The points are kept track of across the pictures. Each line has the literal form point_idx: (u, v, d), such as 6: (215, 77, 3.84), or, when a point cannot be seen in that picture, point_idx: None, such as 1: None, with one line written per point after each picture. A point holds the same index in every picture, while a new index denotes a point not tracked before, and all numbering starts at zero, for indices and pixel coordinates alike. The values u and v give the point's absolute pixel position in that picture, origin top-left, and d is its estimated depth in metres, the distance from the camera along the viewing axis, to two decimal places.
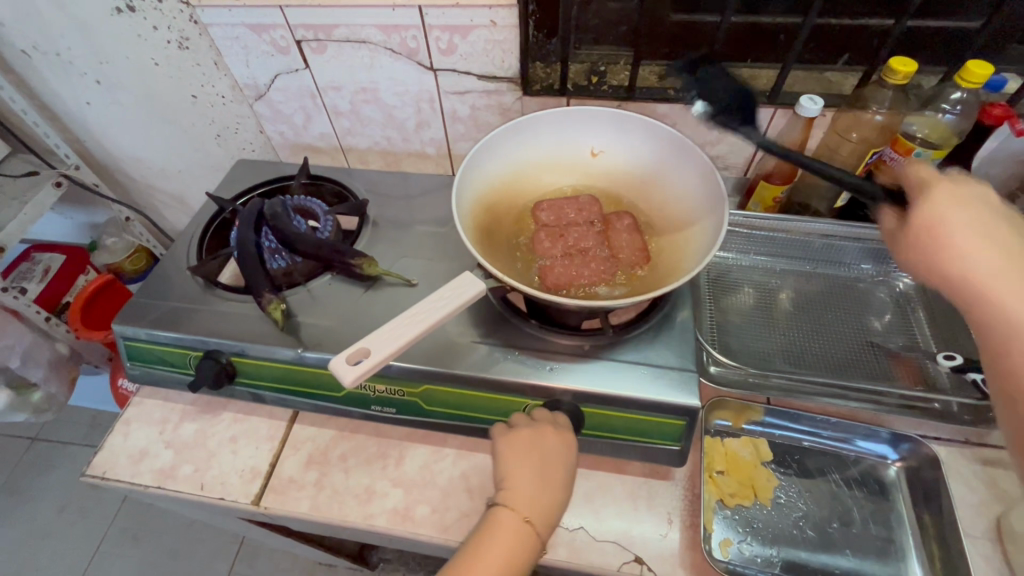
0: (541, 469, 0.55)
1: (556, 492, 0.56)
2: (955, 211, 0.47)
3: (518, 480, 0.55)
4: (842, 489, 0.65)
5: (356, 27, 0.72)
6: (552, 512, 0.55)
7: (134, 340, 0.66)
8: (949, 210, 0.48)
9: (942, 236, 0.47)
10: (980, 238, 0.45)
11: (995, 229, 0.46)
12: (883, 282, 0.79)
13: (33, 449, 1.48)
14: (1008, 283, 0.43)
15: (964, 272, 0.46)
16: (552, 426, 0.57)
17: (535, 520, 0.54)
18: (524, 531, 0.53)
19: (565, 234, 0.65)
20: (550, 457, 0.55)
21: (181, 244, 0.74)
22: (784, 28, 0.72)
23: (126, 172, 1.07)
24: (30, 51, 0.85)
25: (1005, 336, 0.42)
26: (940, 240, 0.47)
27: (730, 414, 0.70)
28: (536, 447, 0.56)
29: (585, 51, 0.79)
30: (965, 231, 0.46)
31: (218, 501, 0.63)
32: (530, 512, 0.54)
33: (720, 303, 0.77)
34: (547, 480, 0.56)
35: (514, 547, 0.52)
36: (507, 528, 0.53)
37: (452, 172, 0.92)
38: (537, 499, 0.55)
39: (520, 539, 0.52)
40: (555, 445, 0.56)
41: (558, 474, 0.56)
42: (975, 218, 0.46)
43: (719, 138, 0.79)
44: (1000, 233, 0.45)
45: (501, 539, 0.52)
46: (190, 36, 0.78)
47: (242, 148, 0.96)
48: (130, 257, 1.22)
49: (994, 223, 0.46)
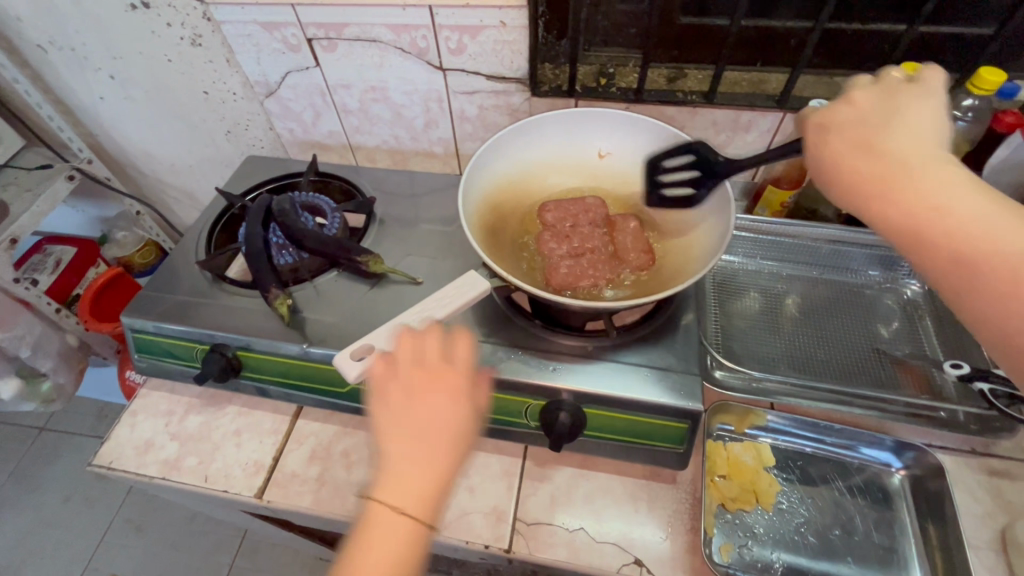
0: (417, 439, 0.43)
1: (442, 463, 0.43)
2: (825, 143, 0.47)
3: (387, 455, 0.43)
4: (844, 496, 0.65)
5: (367, 27, 0.73)
6: (438, 486, 0.43)
7: (142, 332, 0.66)
8: (819, 145, 0.48)
9: (825, 170, 0.47)
10: (851, 160, 0.45)
11: (863, 140, 0.45)
12: (890, 289, 0.79)
13: (41, 439, 1.50)
14: (893, 189, 0.42)
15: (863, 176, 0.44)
16: (431, 374, 0.46)
17: (410, 504, 0.41)
18: (397, 523, 0.41)
19: (570, 235, 0.65)
20: (427, 419, 0.44)
21: (190, 238, 0.75)
22: (795, 32, 0.71)
23: (137, 166, 1.09)
24: (46, 46, 0.86)
25: (917, 245, 0.41)
26: (824, 175, 0.47)
27: (733, 418, 0.69)
28: (406, 404, 0.45)
29: (594, 52, 0.79)
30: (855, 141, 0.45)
31: (221, 493, 0.63)
32: (401, 497, 0.41)
33: (725, 307, 0.77)
34: (429, 453, 0.43)
35: (400, 550, 0.40)
36: (375, 525, 0.41)
37: (459, 171, 0.93)
38: (409, 477, 0.42)
39: (392, 534, 0.40)
40: (429, 397, 0.45)
41: (434, 436, 0.44)
42: (844, 141, 0.46)
43: (727, 141, 0.79)
44: (868, 142, 0.44)
45: (371, 546, 0.40)
46: (203, 33, 0.79)
47: (252, 144, 0.97)
48: (140, 250, 1.24)
49: (863, 135, 0.45)
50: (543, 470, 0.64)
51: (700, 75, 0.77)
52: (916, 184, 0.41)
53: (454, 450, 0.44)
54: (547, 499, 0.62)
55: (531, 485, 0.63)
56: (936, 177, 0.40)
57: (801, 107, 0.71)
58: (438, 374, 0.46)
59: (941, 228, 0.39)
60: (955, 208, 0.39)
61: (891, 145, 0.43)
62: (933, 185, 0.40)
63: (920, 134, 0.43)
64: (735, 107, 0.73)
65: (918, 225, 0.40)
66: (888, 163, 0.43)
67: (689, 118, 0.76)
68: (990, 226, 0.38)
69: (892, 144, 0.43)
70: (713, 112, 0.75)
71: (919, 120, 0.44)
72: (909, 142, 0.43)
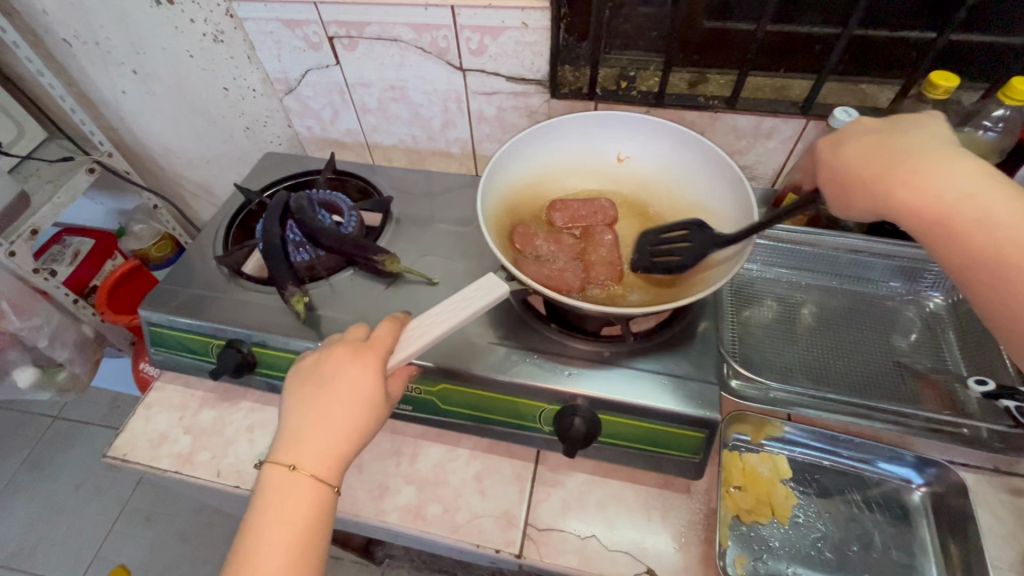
0: (320, 407, 0.47)
1: (343, 429, 0.47)
2: (845, 152, 0.52)
3: (292, 421, 0.47)
4: (861, 511, 0.63)
5: (388, 26, 0.73)
6: (340, 449, 0.47)
7: (159, 326, 0.67)
8: (838, 153, 0.53)
9: (845, 173, 0.52)
10: (875, 160, 0.49)
11: (879, 143, 0.50)
12: (911, 301, 0.78)
13: (54, 428, 1.52)
14: (918, 181, 0.46)
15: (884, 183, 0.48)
16: (340, 349, 0.50)
17: (311, 465, 0.45)
18: (301, 483, 0.45)
19: (560, 240, 0.65)
20: (328, 390, 0.48)
21: (207, 234, 0.75)
22: (820, 39, 0.70)
23: (156, 160, 1.10)
24: (71, 40, 0.87)
25: (947, 233, 0.45)
26: (843, 178, 0.52)
27: (749, 428, 0.68)
28: (316, 375, 0.49)
29: (614, 56, 0.78)
30: (870, 151, 0.50)
31: (234, 489, 0.64)
32: (303, 458, 0.45)
33: (742, 316, 0.76)
34: (331, 420, 0.47)
35: (300, 509, 0.44)
36: (277, 484, 0.45)
37: (476, 172, 0.93)
38: (312, 441, 0.46)
39: (297, 493, 0.44)
40: (338, 367, 0.49)
41: (340, 403, 0.47)
42: (863, 147, 0.51)
43: (748, 147, 0.78)
44: (885, 145, 0.49)
45: (277, 503, 0.44)
46: (225, 29, 0.79)
47: (270, 141, 0.97)
48: (156, 243, 1.25)
49: (878, 140, 0.50)
50: (555, 475, 0.64)
51: (722, 80, 0.76)
52: (935, 176, 0.45)
53: (361, 416, 0.48)
54: (559, 505, 0.62)
55: (542, 490, 0.63)
56: (953, 169, 0.45)
57: (825, 114, 0.70)
58: (352, 348, 0.50)
59: (964, 215, 0.44)
60: (977, 198, 0.44)
61: (910, 145, 0.48)
62: (954, 176, 0.45)
63: (933, 137, 0.49)
64: (757, 113, 0.73)
65: (945, 214, 0.45)
66: (906, 160, 0.47)
67: (710, 123, 0.76)
68: (1007, 213, 0.43)
69: (912, 143, 0.48)
70: (735, 118, 0.74)
71: (932, 128, 0.50)
72: (919, 144, 0.48)
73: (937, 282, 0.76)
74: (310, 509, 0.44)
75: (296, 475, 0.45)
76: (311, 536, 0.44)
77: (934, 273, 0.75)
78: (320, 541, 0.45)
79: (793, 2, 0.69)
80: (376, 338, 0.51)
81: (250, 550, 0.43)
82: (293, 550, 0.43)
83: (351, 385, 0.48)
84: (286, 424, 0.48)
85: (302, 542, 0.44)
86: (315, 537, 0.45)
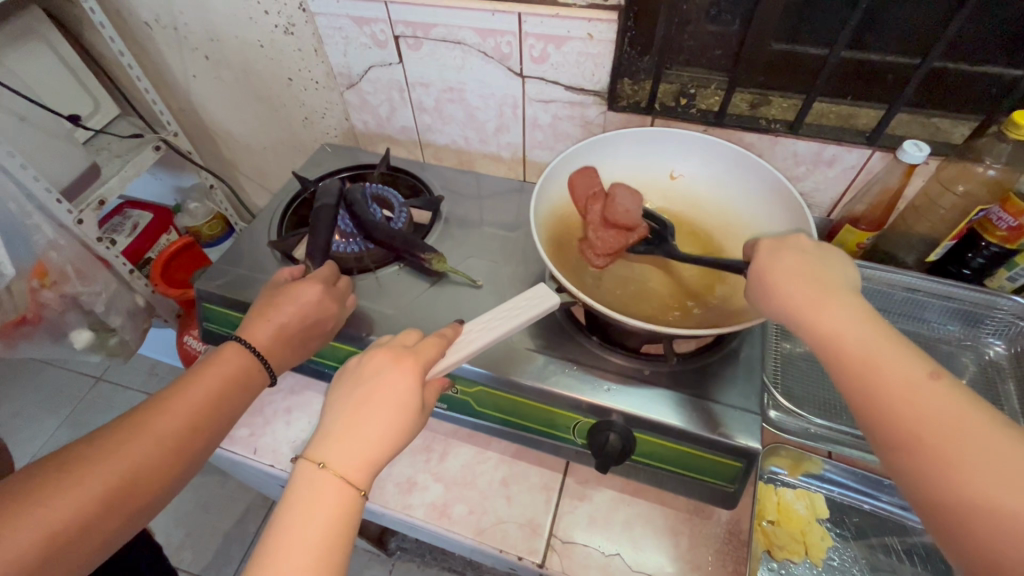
0: (350, 410, 0.46)
1: (374, 434, 0.46)
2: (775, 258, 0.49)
3: (329, 418, 0.47)
4: (901, 561, 0.61)
5: (454, 28, 0.74)
6: (372, 454, 0.45)
7: (211, 303, 0.70)
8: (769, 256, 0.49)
9: (761, 283, 0.49)
10: (789, 274, 0.47)
11: (796, 264, 0.48)
12: (970, 348, 0.74)
13: (96, 388, 1.57)
14: (799, 294, 0.46)
15: (795, 304, 0.45)
16: (383, 352, 0.50)
17: (340, 462, 0.44)
18: (327, 482, 0.43)
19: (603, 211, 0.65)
20: (362, 391, 0.47)
21: (264, 219, 0.78)
22: (894, 68, 0.68)
23: (216, 141, 1.14)
24: (152, 23, 0.92)
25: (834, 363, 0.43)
26: (759, 288, 0.49)
27: (787, 462, 0.67)
28: (357, 375, 0.49)
29: (675, 71, 0.77)
30: (788, 265, 0.48)
31: (269, 467, 0.66)
32: (332, 457, 0.44)
33: (785, 346, 0.73)
34: (360, 422, 0.46)
35: (323, 512, 0.43)
36: (305, 481, 0.44)
37: (524, 178, 0.93)
38: (342, 442, 0.45)
39: (322, 491, 0.43)
40: (380, 369, 0.48)
41: (376, 406, 0.46)
42: (792, 260, 0.48)
43: (805, 174, 0.76)
44: (807, 267, 0.47)
45: (304, 502, 0.43)
46: (297, 22, 0.82)
47: (326, 132, 1.00)
48: (208, 222, 1.31)
49: (806, 258, 0.48)
50: (582, 488, 0.64)
51: (785, 104, 0.75)
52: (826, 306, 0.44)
53: (397, 420, 0.46)
54: (584, 520, 0.61)
55: (569, 502, 0.63)
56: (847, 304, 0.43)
57: (894, 146, 0.68)
58: (397, 357, 0.49)
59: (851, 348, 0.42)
60: (835, 319, 0.43)
61: (818, 268, 0.47)
62: (844, 313, 0.43)
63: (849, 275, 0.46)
64: (820, 140, 0.71)
65: (836, 343, 0.43)
66: (813, 285, 0.45)
67: (769, 146, 0.74)
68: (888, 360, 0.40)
69: (829, 275, 0.46)
70: (796, 143, 0.72)
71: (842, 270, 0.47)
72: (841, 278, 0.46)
73: (999, 330, 0.72)
74: (335, 517, 0.43)
75: (321, 477, 0.43)
76: (331, 545, 0.42)
77: (997, 320, 0.71)
78: (345, 545, 0.43)
79: (869, 30, 0.66)
80: (421, 346, 0.51)
81: (270, 548, 0.41)
82: (316, 552, 0.41)
83: (383, 389, 0.47)
84: (323, 422, 0.47)
85: (324, 545, 0.42)
86: (339, 550, 0.42)
